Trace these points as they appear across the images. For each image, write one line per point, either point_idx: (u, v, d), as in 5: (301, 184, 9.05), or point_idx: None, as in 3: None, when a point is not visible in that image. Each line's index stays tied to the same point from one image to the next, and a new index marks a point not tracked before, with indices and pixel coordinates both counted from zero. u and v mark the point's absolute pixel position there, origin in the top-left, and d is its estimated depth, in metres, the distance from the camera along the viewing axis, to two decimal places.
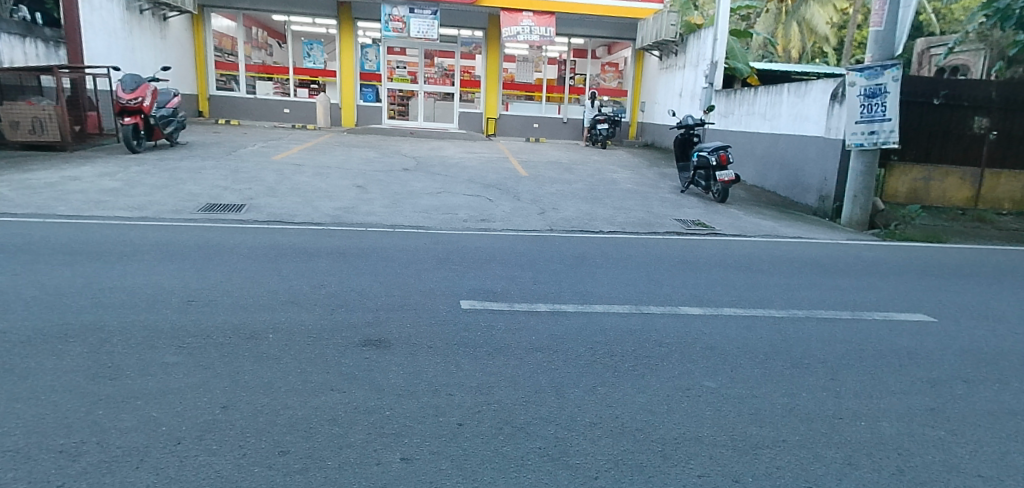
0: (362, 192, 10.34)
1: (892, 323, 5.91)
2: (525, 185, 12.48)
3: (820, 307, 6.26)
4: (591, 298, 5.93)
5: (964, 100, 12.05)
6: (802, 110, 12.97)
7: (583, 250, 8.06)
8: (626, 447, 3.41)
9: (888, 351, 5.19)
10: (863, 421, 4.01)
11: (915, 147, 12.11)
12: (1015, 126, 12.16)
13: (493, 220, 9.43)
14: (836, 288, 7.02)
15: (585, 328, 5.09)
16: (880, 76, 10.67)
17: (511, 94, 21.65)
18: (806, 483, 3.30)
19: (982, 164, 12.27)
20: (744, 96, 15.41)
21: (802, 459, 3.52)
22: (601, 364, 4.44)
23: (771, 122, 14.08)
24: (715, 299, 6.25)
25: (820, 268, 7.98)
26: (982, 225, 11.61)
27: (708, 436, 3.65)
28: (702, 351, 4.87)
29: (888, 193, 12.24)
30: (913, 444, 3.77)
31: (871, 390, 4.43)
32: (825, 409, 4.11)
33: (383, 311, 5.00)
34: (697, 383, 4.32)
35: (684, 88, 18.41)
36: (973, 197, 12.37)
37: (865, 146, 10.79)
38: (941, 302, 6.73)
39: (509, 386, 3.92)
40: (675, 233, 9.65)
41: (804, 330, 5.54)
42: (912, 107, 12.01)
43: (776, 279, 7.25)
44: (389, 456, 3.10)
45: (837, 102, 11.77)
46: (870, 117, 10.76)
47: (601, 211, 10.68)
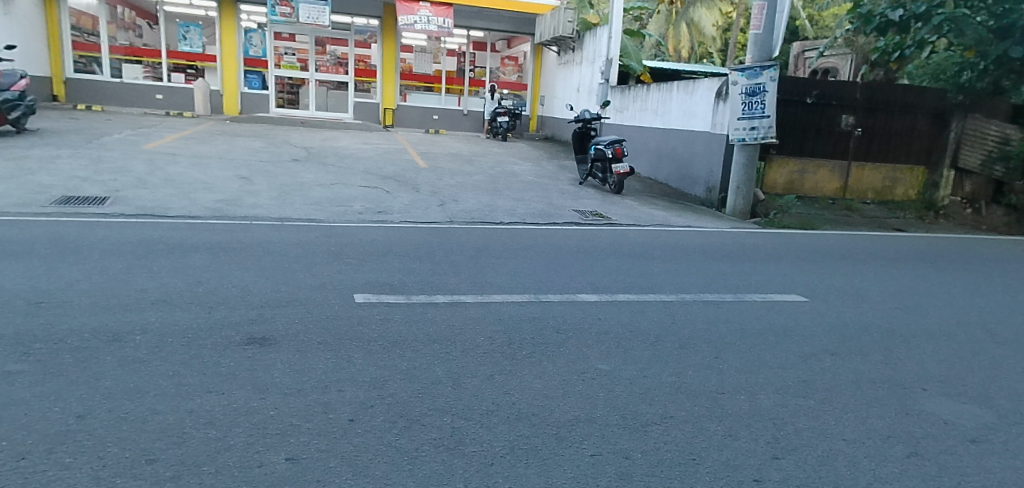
0: (247, 184, 9.86)
1: (770, 303, 6.29)
2: (423, 176, 12.34)
3: (706, 291, 6.56)
4: (490, 288, 5.92)
5: (833, 99, 13.00)
6: (690, 106, 13.55)
7: (480, 241, 8.04)
8: (521, 432, 3.43)
9: (767, 329, 5.51)
10: (743, 394, 4.23)
11: (791, 142, 12.95)
12: (876, 124, 13.27)
13: (390, 212, 9.25)
14: (723, 273, 7.38)
15: (483, 317, 5.09)
16: (759, 76, 11.33)
17: (408, 85, 21.31)
18: (691, 455, 3.45)
19: (849, 157, 13.30)
20: (637, 92, 15.93)
21: (687, 433, 3.66)
22: (500, 352, 4.45)
23: (662, 117, 14.64)
24: (608, 286, 6.41)
25: (705, 254, 8.37)
26: (850, 213, 12.58)
27: (601, 417, 3.73)
28: (595, 335, 4.98)
29: (767, 185, 13.04)
30: (787, 414, 4.02)
31: (751, 367, 4.69)
32: (709, 385, 4.31)
33: (268, 307, 4.78)
34: (592, 366, 4.41)
35: (582, 83, 18.78)
36: (841, 187, 13.41)
37: (746, 141, 11.41)
38: (814, 283, 7.22)
39: (405, 378, 3.85)
40: (573, 224, 9.83)
41: (692, 313, 5.80)
42: (788, 105, 12.81)
43: (665, 265, 7.54)
44: (274, 457, 2.96)
45: (722, 99, 12.38)
46: (750, 114, 11.39)
47: (501, 203, 10.73)
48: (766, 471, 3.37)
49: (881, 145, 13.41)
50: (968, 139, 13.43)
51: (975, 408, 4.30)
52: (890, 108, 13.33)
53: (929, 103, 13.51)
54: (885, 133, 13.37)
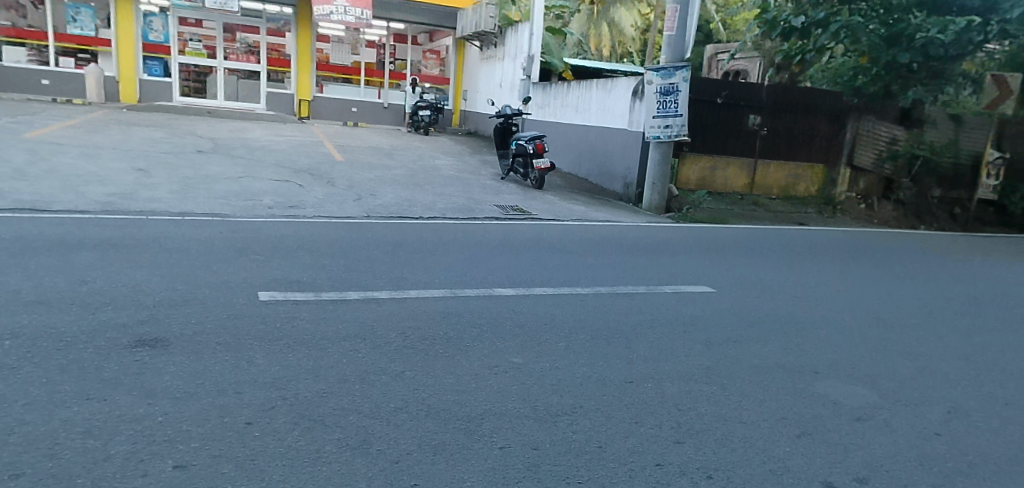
0: (144, 176, 9.33)
1: (680, 295, 6.49)
2: (340, 170, 12.04)
3: (619, 283, 6.70)
4: (406, 284, 5.83)
5: (742, 100, 13.53)
6: (608, 103, 13.81)
7: (397, 236, 7.92)
8: (430, 428, 3.39)
9: (676, 319, 5.69)
10: (650, 382, 4.35)
11: (703, 140, 13.41)
12: (780, 124, 13.92)
13: (303, 206, 8.98)
14: (638, 266, 7.56)
15: (397, 314, 5.00)
16: (672, 76, 11.66)
17: (325, 76, 20.72)
18: (598, 443, 3.51)
19: (756, 155, 13.89)
20: (557, 89, 16.09)
21: (595, 423, 3.72)
22: (412, 348, 4.39)
23: (582, 114, 14.85)
24: (525, 280, 6.44)
25: (621, 247, 8.54)
26: (757, 208, 13.16)
27: (512, 409, 3.74)
28: (510, 329, 5.01)
29: (681, 181, 13.46)
30: (691, 400, 4.16)
31: (659, 355, 4.82)
32: (618, 375, 4.40)
33: (162, 307, 4.53)
34: (505, 360, 4.41)
35: (504, 79, 18.82)
36: (749, 183, 14.00)
37: (661, 139, 11.74)
38: (721, 274, 7.51)
39: (309, 378, 3.73)
40: (493, 218, 9.83)
41: (605, 305, 5.91)
42: (700, 105, 13.26)
43: (582, 259, 7.66)
44: (160, 465, 2.81)
45: (638, 98, 12.68)
46: (665, 113, 11.72)
47: (420, 197, 10.60)
48: (668, 456, 3.48)
49: (785, 144, 14.06)
50: (864, 135, 14.34)
51: (863, 389, 4.58)
52: (794, 109, 13.98)
53: (828, 105, 14.23)
54: (788, 132, 14.01)
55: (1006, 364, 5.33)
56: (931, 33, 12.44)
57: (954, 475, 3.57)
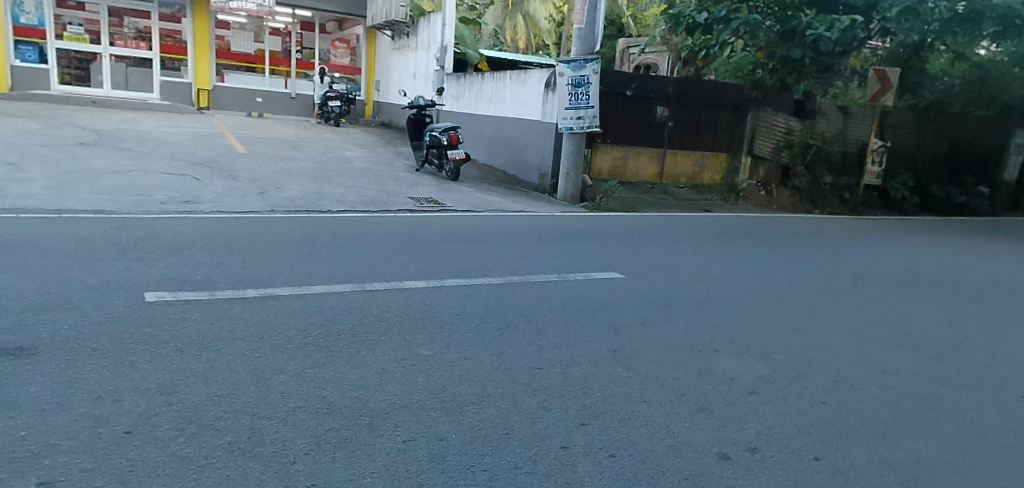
0: (16, 171, 8.61)
1: (590, 281, 6.59)
2: (242, 162, 11.53)
3: (531, 272, 6.73)
4: (310, 279, 5.64)
5: (650, 92, 13.86)
6: (521, 94, 13.87)
7: (304, 230, 7.66)
8: (330, 426, 3.28)
9: (585, 304, 5.79)
10: (558, 367, 4.39)
11: (614, 131, 13.68)
12: (685, 116, 14.35)
13: (199, 201, 8.53)
14: (551, 254, 7.63)
15: (301, 311, 4.82)
16: (583, 68, 11.87)
17: (225, 64, 19.77)
18: (505, 430, 3.50)
19: (664, 146, 14.30)
20: (471, 80, 15.97)
21: (502, 410, 3.71)
22: (315, 345, 4.24)
23: (496, 105, 14.84)
24: (437, 272, 6.36)
25: (535, 237, 8.58)
26: (666, 196, 13.56)
27: (418, 401, 3.68)
28: (420, 320, 4.94)
29: (594, 171, 13.69)
30: (597, 383, 4.22)
31: (568, 341, 4.88)
32: (527, 361, 4.42)
33: (31, 313, 4.18)
34: (413, 352, 4.33)
35: (417, 69, 18.55)
36: (658, 173, 14.41)
37: (574, 130, 11.91)
38: (630, 260, 7.69)
39: (199, 381, 3.54)
40: (406, 211, 9.67)
41: (517, 293, 5.93)
42: (610, 97, 13.49)
43: (497, 249, 7.67)
44: (23, 483, 2.59)
45: (551, 89, 12.81)
46: (577, 104, 11.91)
47: (329, 190, 10.30)
48: (572, 438, 3.52)
49: (691, 135, 14.53)
50: (762, 126, 15.05)
51: (758, 364, 4.80)
52: (698, 101, 14.45)
53: (729, 96, 14.77)
54: (693, 123, 14.48)
55: (887, 335, 5.72)
56: (819, 30, 12.97)
57: (836, 440, 3.80)
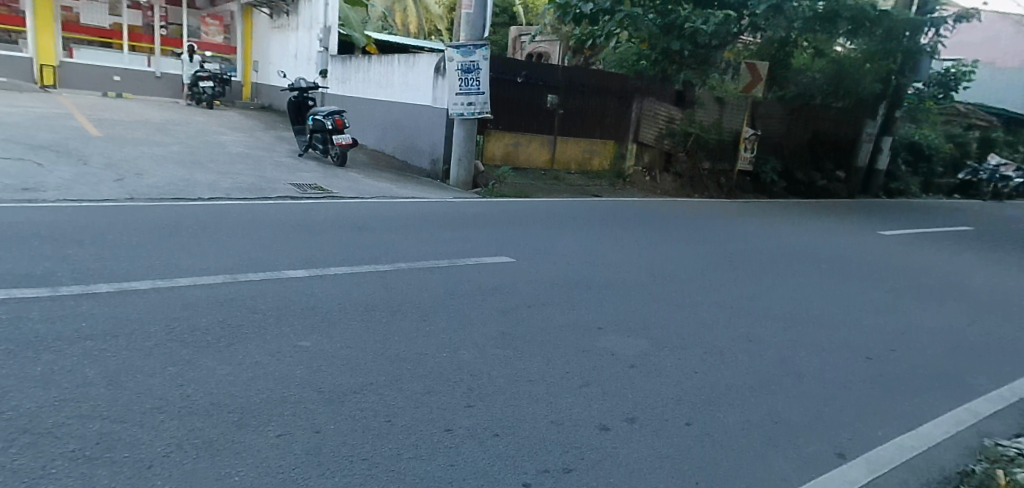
0: None
1: (479, 266, 6.55)
2: (97, 146, 10.59)
3: (421, 258, 6.61)
4: (178, 272, 5.25)
5: (540, 80, 13.95)
6: (410, 78, 13.60)
7: (168, 218, 7.13)
8: (194, 425, 3.05)
9: (475, 288, 5.75)
10: (446, 352, 4.32)
11: (505, 117, 13.69)
12: (574, 103, 14.60)
13: (45, 189, 7.75)
14: (441, 240, 7.52)
15: (163, 305, 4.46)
16: (472, 55, 11.81)
17: (75, 38, 18.04)
18: (387, 417, 3.40)
19: (555, 133, 14.50)
20: (356, 62, 15.50)
21: (386, 398, 3.60)
22: (180, 341, 3.94)
23: (383, 89, 14.47)
24: (322, 260, 6.11)
25: (424, 223, 8.44)
26: (557, 181, 13.77)
27: (295, 394, 3.49)
28: (300, 311, 4.71)
29: (486, 156, 13.71)
30: (485, 365, 4.20)
31: (457, 325, 4.82)
32: (414, 348, 4.32)
33: None
34: (291, 344, 4.12)
35: (298, 50, 17.77)
36: (549, 159, 14.63)
37: (465, 115, 11.82)
38: (519, 244, 7.73)
39: (38, 387, 3.19)
40: (287, 197, 9.25)
41: (405, 280, 5.78)
42: (500, 83, 13.42)
43: (385, 236, 7.47)
44: None
45: (440, 74, 12.64)
46: (467, 90, 11.83)
47: (200, 176, 9.67)
48: (458, 420, 3.47)
49: (580, 122, 14.85)
50: (646, 114, 15.60)
51: (640, 339, 4.95)
52: (587, 90, 14.73)
53: (615, 86, 15.22)
54: (582, 111, 14.77)
55: (758, 308, 6.07)
56: (696, 24, 13.67)
57: (708, 407, 3.99)
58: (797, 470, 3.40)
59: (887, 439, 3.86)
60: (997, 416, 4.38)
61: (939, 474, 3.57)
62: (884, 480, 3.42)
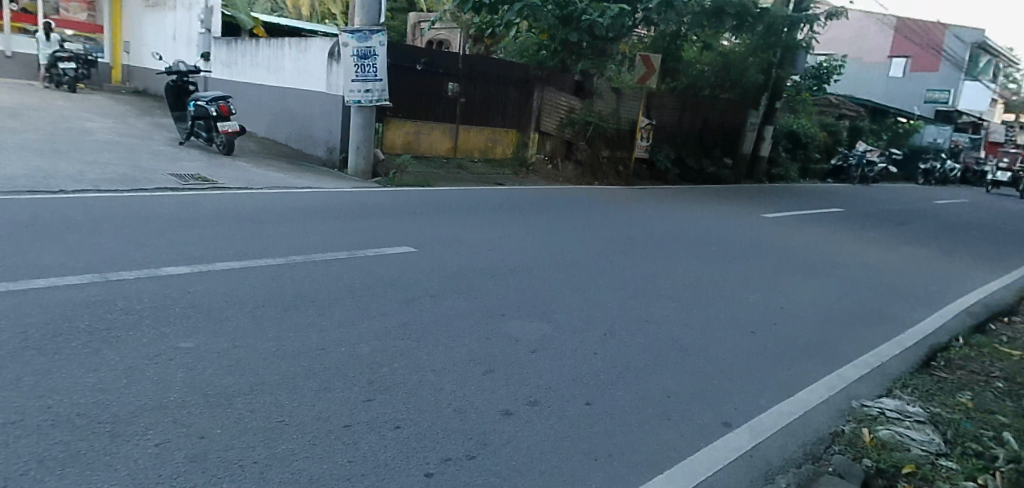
0: None
1: (378, 257, 6.39)
2: None
3: (317, 250, 6.36)
4: (37, 272, 4.79)
5: (440, 68, 13.75)
6: (302, 64, 13.07)
7: (24, 214, 6.48)
8: (58, 439, 2.79)
9: (375, 280, 5.59)
10: (344, 346, 4.17)
11: (406, 105, 13.41)
12: (475, 91, 14.50)
13: None
14: (339, 232, 7.27)
15: (17, 310, 4.05)
16: (368, 40, 11.47)
17: None
18: (280, 417, 3.24)
19: (457, 121, 14.35)
20: (242, 45, 14.74)
21: (277, 398, 3.42)
22: (39, 349, 3.58)
23: (273, 74, 13.85)
24: (206, 255, 5.76)
25: (320, 214, 8.14)
26: (461, 170, 13.63)
27: (176, 399, 3.26)
28: (181, 310, 4.40)
29: (387, 145, 13.33)
30: (386, 358, 4.09)
31: (355, 318, 4.68)
32: (310, 344, 4.14)
33: None
34: (171, 346, 3.85)
35: (176, 31, 16.69)
36: (452, 147, 14.46)
37: (362, 103, 11.49)
38: (421, 234, 7.60)
39: None
40: (167, 189, 8.67)
41: (299, 274, 5.54)
42: (398, 70, 13.15)
43: (278, 228, 7.14)
44: None
45: (334, 60, 12.23)
46: (363, 76, 11.50)
47: (66, 167, 8.88)
48: (356, 415, 3.36)
49: (482, 111, 14.75)
50: (548, 104, 15.69)
51: (541, 324, 4.99)
52: (488, 79, 14.65)
53: (516, 75, 15.17)
54: (483, 100, 14.70)
55: (654, 290, 6.27)
56: (593, 16, 13.94)
57: (607, 387, 4.06)
58: (689, 442, 3.52)
59: (769, 407, 4.09)
60: (864, 379, 4.73)
61: (815, 436, 3.81)
62: (767, 446, 3.62)
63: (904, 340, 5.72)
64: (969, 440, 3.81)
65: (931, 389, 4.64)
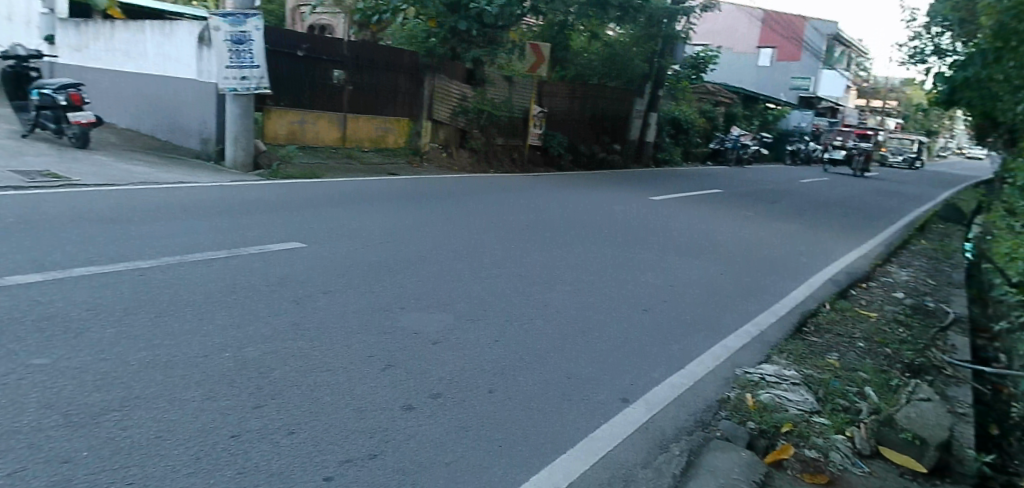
0: None
1: (263, 254, 6.06)
2: None
3: (193, 250, 5.93)
4: None
5: (323, 54, 13.27)
6: (167, 49, 12.21)
7: None
8: None
9: (260, 279, 5.29)
10: (229, 351, 3.91)
11: (287, 93, 12.86)
12: (363, 80, 14.09)
13: None
14: (220, 229, 6.84)
15: None
16: (243, 24, 10.91)
17: None
18: (158, 432, 2.98)
19: (345, 109, 13.87)
20: (97, 29, 13.58)
21: (153, 412, 3.15)
22: None
23: (134, 60, 12.85)
24: (61, 262, 5.22)
25: (197, 211, 7.63)
26: (351, 160, 13.20)
27: (33, 423, 2.93)
28: (31, 324, 3.96)
29: (267, 135, 12.59)
30: (277, 360, 3.87)
31: (239, 320, 4.40)
32: (188, 351, 3.84)
33: None
34: (22, 364, 3.45)
35: (16, 12, 15.13)
36: (341, 137, 13.89)
37: (238, 91, 10.86)
38: (309, 228, 7.29)
39: None
40: (15, 188, 7.83)
41: (172, 277, 5.14)
42: (277, 57, 12.57)
43: (149, 228, 6.62)
44: None
45: (205, 45, 11.51)
46: (239, 63, 10.89)
47: None
48: (244, 424, 3.15)
49: (371, 100, 14.30)
50: (438, 93, 15.27)
51: (440, 314, 4.91)
52: (375, 66, 14.26)
53: (405, 62, 14.78)
54: (371, 88, 14.27)
55: (549, 274, 6.32)
56: (482, 5, 13.88)
57: (508, 373, 4.04)
58: (590, 420, 3.57)
59: (660, 379, 4.22)
60: (746, 348, 4.97)
61: (704, 404, 3.96)
62: (661, 417, 3.72)
63: (779, 309, 6.09)
64: (838, 397, 4.08)
65: (803, 352, 4.94)
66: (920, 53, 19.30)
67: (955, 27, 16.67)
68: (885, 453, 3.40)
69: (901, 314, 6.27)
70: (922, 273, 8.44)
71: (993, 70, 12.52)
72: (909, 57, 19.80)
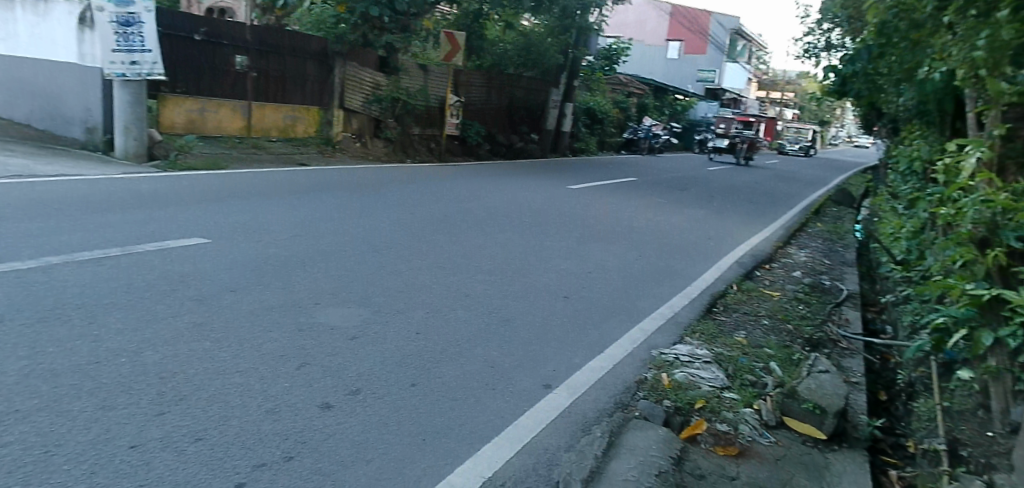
0: None
1: (161, 250, 5.71)
2: None
3: (81, 249, 5.52)
4: None
5: (225, 38, 12.65)
6: (45, 31, 11.36)
7: None
8: None
9: (160, 278, 4.99)
10: (126, 356, 3.65)
11: (185, 79, 12.17)
12: (268, 66, 13.56)
13: None
14: (114, 226, 6.40)
15: None
16: (131, 5, 10.20)
17: None
18: (45, 448, 2.74)
19: (249, 97, 13.28)
20: None
21: (39, 426, 2.90)
22: None
23: (5, 42, 11.88)
24: None
25: (86, 206, 7.11)
26: (257, 151, 12.66)
27: None
28: None
29: (163, 124, 11.91)
30: (182, 363, 3.65)
31: (136, 322, 4.13)
32: (78, 358, 3.56)
33: None
34: None
35: None
36: (245, 126, 13.32)
37: (127, 77, 10.17)
38: (214, 223, 6.94)
39: None
40: None
41: (59, 278, 4.76)
42: (173, 40, 11.87)
43: (31, 225, 6.11)
44: None
45: (88, 27, 10.72)
46: (128, 47, 10.19)
47: None
48: (145, 433, 2.94)
49: (277, 87, 13.79)
50: (349, 80, 14.84)
51: (357, 308, 4.78)
52: (281, 52, 13.75)
53: (313, 48, 14.32)
54: (277, 75, 13.76)
55: (467, 264, 6.27)
56: None
57: (429, 365, 3.97)
58: (511, 408, 3.56)
59: (579, 364, 4.26)
60: (660, 331, 5.09)
61: (622, 386, 4.03)
62: (581, 401, 3.75)
63: (691, 291, 6.29)
64: (745, 372, 4.25)
65: (713, 332, 5.11)
66: (813, 48, 20.43)
67: (845, 24, 17.74)
68: (789, 424, 3.56)
69: (801, 291, 6.62)
70: (818, 253, 8.94)
71: (875, 64, 13.42)
72: (803, 52, 20.91)
